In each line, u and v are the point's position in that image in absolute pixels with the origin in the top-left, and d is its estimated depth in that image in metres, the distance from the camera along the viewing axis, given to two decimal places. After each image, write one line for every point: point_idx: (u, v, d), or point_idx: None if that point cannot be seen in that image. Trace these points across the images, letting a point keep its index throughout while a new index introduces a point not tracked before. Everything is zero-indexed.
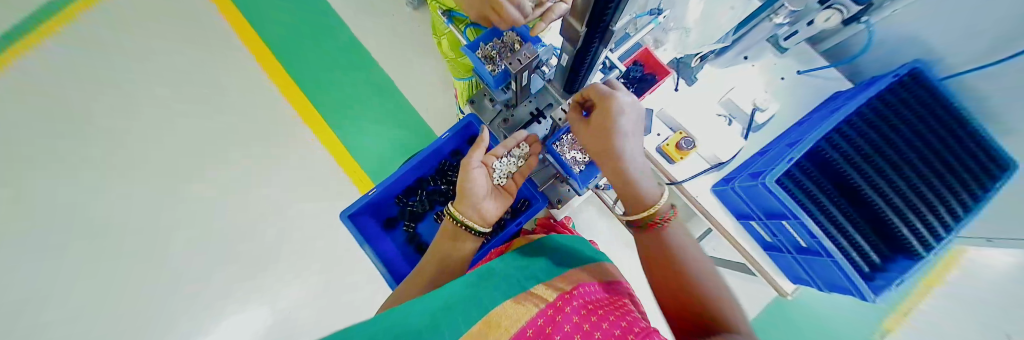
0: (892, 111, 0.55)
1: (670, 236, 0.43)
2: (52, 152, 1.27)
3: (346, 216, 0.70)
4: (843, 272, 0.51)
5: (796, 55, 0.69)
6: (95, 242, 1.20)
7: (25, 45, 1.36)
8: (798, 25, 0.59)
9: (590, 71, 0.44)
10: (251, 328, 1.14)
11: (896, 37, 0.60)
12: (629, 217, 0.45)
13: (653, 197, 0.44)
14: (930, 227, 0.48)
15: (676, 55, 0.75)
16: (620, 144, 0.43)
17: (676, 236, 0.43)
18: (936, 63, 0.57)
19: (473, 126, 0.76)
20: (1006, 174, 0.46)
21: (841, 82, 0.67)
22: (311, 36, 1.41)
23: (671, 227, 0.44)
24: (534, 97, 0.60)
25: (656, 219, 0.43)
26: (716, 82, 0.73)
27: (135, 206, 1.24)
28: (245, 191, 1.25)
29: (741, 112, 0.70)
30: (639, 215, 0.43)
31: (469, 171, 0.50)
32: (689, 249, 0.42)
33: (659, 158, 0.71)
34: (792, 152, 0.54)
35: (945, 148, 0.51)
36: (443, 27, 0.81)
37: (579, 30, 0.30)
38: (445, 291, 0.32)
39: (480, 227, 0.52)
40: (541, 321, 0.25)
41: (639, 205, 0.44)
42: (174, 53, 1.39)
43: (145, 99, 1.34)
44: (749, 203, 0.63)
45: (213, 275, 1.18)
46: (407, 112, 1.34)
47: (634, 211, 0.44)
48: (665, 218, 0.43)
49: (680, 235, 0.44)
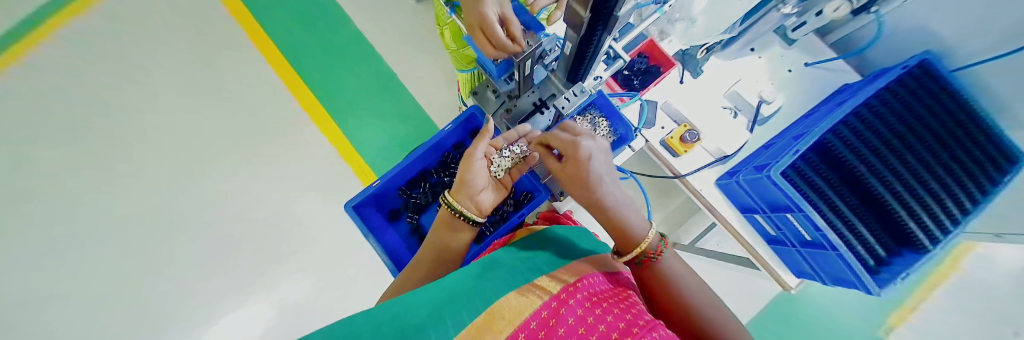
0: (900, 101, 0.54)
1: (666, 267, 0.42)
2: (60, 144, 1.28)
3: (351, 208, 0.70)
4: (847, 265, 0.51)
5: (803, 46, 0.68)
6: (101, 232, 1.21)
7: (32, 40, 1.37)
8: (805, 16, 0.57)
9: (594, 60, 0.44)
10: (256, 317, 1.16)
11: (906, 27, 0.59)
12: (620, 259, 0.43)
13: (641, 233, 0.42)
14: (937, 220, 0.47)
15: (681, 47, 0.74)
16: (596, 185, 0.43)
17: (671, 268, 0.42)
18: (945, 55, 0.56)
19: (475, 118, 0.76)
20: (1014, 167, 0.46)
21: (849, 74, 0.66)
22: (313, 28, 1.41)
23: (666, 260, 0.43)
24: (537, 88, 0.59)
25: (648, 254, 0.41)
26: (722, 74, 0.72)
27: (140, 197, 1.25)
28: (248, 183, 1.26)
29: (747, 105, 0.69)
30: (630, 255, 0.42)
31: (473, 162, 0.49)
32: (682, 272, 0.42)
33: (662, 152, 0.71)
34: (798, 144, 0.54)
35: (957, 144, 0.49)
36: (446, 16, 0.79)
37: (583, 16, 0.30)
38: (447, 284, 0.32)
39: (476, 217, 0.52)
40: (545, 313, 0.23)
41: (629, 244, 0.42)
42: (177, 47, 1.39)
43: (148, 91, 1.35)
44: (754, 196, 0.63)
45: (217, 265, 1.20)
46: (409, 103, 1.34)
47: (625, 250, 0.43)
48: (658, 252, 0.41)
49: (673, 258, 0.44)
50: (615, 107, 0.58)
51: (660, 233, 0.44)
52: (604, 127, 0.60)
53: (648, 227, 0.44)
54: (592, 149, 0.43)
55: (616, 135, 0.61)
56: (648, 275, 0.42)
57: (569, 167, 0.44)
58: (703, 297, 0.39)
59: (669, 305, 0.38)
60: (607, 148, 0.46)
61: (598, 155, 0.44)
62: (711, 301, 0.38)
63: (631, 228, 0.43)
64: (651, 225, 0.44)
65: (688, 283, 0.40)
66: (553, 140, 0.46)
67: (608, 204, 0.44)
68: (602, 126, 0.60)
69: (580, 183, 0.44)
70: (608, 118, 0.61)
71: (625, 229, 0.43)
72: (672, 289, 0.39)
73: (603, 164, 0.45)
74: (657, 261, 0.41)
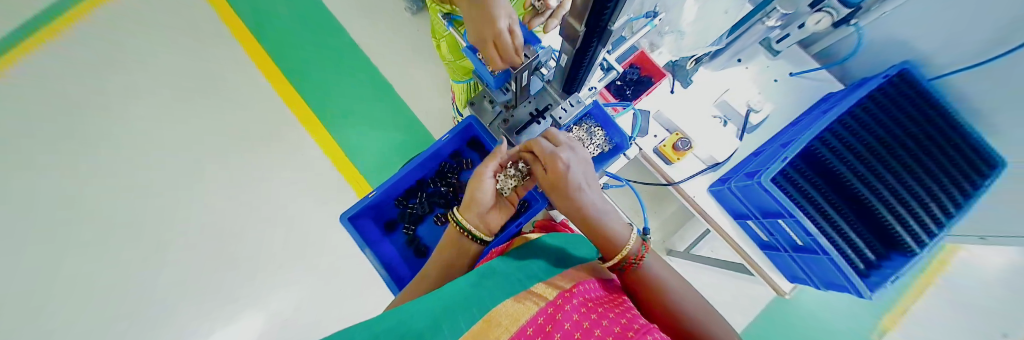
0: (881, 109, 0.56)
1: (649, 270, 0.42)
2: (50, 154, 1.25)
3: (345, 218, 0.69)
4: (838, 269, 0.52)
5: (789, 57, 0.70)
6: (88, 244, 1.18)
7: (25, 48, 1.35)
8: (789, 28, 0.61)
9: (588, 73, 0.46)
10: (248, 330, 1.13)
11: (885, 40, 0.62)
12: (606, 263, 0.42)
13: (625, 236, 0.43)
14: (923, 224, 0.49)
15: (670, 57, 0.76)
16: (580, 197, 0.44)
17: (655, 271, 0.42)
18: (924, 65, 0.59)
19: (472, 128, 0.77)
20: (995, 172, 0.47)
21: (831, 83, 0.69)
22: (312, 38, 1.42)
23: (648, 262, 0.43)
24: (533, 98, 0.60)
25: (630, 260, 0.41)
26: (711, 84, 0.74)
27: (131, 207, 1.23)
28: (243, 194, 1.24)
29: (737, 114, 0.72)
30: (613, 260, 0.41)
31: (480, 181, 0.49)
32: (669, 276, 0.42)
33: (655, 159, 0.72)
34: (786, 151, 0.55)
35: (939, 150, 0.51)
36: (442, 28, 0.81)
37: (578, 30, 0.31)
38: (445, 292, 0.32)
39: (484, 236, 0.52)
40: (541, 319, 0.23)
41: (610, 249, 0.43)
42: (176, 55, 1.39)
43: (143, 100, 1.34)
44: (746, 203, 0.64)
45: (209, 277, 1.17)
46: (406, 114, 1.34)
47: (608, 256, 0.43)
48: (638, 256, 0.41)
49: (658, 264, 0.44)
50: (610, 116, 0.60)
51: (643, 237, 0.44)
52: (600, 137, 0.61)
53: (628, 230, 0.44)
54: (570, 160, 0.44)
55: (611, 144, 0.62)
56: (631, 277, 0.42)
57: (550, 176, 0.44)
58: (691, 301, 0.38)
59: (654, 304, 0.38)
60: (586, 160, 0.46)
61: (577, 167, 0.45)
62: (698, 304, 0.38)
63: (613, 234, 0.43)
64: (631, 229, 0.44)
65: (673, 284, 0.41)
66: (534, 149, 0.46)
67: (592, 211, 0.44)
68: (598, 135, 0.62)
69: (562, 192, 0.45)
70: (603, 128, 0.62)
71: (607, 236, 0.43)
72: (660, 294, 0.39)
73: (582, 174, 0.46)
74: (639, 265, 0.41)
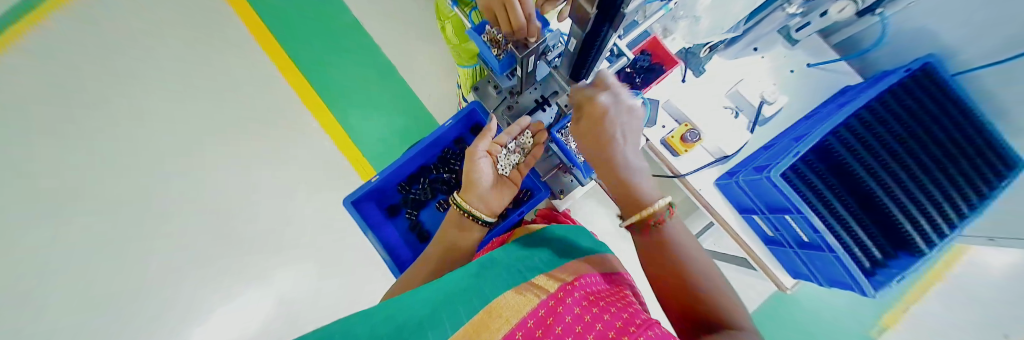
0: (896, 100, 0.54)
1: (668, 238, 0.41)
2: (57, 133, 1.27)
3: (349, 202, 0.70)
4: (844, 267, 0.51)
5: (807, 47, 0.67)
6: (100, 221, 1.21)
7: (26, 24, 1.34)
8: (810, 16, 0.57)
9: (597, 58, 0.44)
10: (256, 307, 1.17)
11: (906, 29, 0.59)
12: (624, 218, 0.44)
13: (649, 198, 0.42)
14: (935, 224, 0.47)
15: (684, 44, 0.73)
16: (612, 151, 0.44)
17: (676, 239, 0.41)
18: (948, 59, 0.56)
19: (476, 114, 0.76)
20: (1014, 172, 0.45)
21: (851, 77, 0.66)
22: (314, 18, 1.39)
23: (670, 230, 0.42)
24: (540, 84, 0.61)
25: (651, 219, 0.41)
26: (725, 73, 0.71)
27: (138, 186, 1.24)
28: (248, 175, 1.25)
29: (749, 105, 0.68)
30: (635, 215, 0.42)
31: (475, 162, 0.52)
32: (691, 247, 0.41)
33: (663, 151, 0.71)
34: (798, 146, 0.53)
35: (960, 151, 0.49)
36: (448, 10, 0.80)
37: (590, 12, 0.29)
38: (446, 282, 0.32)
39: (486, 217, 0.53)
40: (542, 311, 0.23)
41: (634, 206, 0.43)
42: (177, 35, 1.37)
43: (145, 79, 1.33)
44: (753, 197, 0.63)
45: (217, 257, 1.20)
46: (409, 98, 1.32)
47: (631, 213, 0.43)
48: (660, 219, 0.41)
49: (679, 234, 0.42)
50: None
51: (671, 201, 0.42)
52: None
53: (658, 196, 0.43)
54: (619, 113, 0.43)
55: None
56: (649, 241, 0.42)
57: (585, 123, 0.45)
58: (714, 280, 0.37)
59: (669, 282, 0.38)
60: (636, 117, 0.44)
61: (623, 125, 0.44)
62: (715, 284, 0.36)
63: (640, 194, 0.43)
64: (661, 195, 0.43)
65: (687, 248, 0.41)
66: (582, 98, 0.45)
67: (619, 167, 0.44)
68: None
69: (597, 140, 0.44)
70: None
71: (631, 195, 0.43)
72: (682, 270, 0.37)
73: (624, 133, 0.45)
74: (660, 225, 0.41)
